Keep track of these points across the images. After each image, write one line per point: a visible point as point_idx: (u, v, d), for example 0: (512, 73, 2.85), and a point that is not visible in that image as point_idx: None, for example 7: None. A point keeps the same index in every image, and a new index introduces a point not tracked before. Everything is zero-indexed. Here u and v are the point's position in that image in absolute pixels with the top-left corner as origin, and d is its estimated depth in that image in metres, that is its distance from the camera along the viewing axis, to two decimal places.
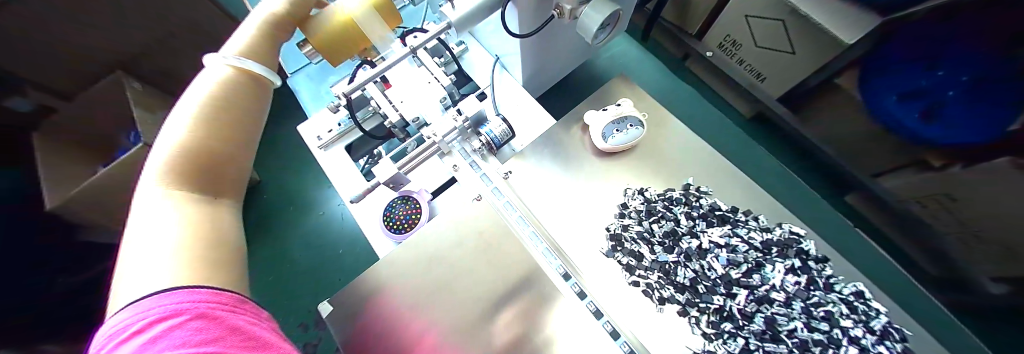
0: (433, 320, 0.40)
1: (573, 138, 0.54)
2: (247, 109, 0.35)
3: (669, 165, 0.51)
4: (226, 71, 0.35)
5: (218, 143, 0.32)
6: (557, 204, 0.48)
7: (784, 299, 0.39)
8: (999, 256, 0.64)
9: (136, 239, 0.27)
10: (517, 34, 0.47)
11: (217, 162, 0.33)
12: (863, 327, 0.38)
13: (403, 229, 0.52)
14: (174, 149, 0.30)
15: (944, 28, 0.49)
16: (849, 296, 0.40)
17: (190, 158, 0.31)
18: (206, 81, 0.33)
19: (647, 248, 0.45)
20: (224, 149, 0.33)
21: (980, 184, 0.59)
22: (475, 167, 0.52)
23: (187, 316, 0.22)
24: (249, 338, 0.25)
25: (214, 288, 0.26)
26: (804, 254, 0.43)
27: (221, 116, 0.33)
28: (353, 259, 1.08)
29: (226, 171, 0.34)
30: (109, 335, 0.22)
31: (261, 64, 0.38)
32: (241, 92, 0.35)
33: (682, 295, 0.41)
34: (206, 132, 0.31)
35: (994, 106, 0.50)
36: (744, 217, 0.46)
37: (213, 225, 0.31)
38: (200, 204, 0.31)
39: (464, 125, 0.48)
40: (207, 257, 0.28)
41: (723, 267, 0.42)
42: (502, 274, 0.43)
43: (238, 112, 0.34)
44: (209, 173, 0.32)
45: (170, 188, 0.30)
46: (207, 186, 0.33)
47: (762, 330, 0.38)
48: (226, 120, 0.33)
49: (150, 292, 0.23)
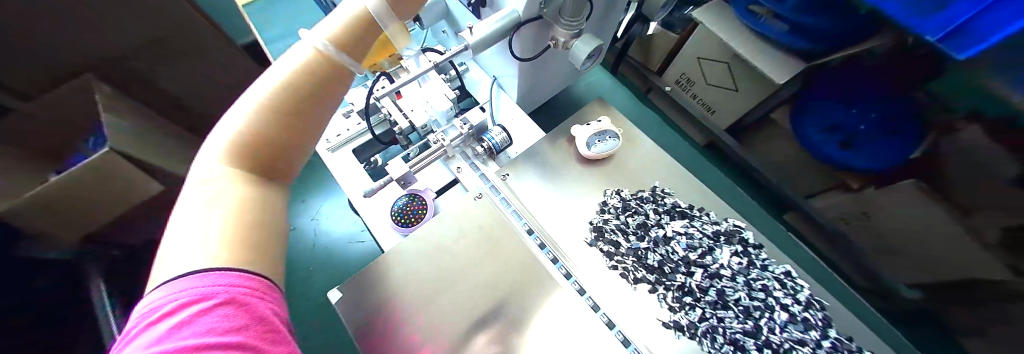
0: (446, 310, 0.43)
1: (560, 150, 0.60)
2: (312, 102, 0.33)
3: (640, 171, 0.58)
4: (309, 54, 0.33)
5: (276, 129, 0.32)
6: (551, 203, 0.54)
7: (730, 274, 0.47)
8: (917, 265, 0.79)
9: (185, 207, 0.29)
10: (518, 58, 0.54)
11: (275, 144, 0.33)
12: (791, 298, 0.45)
13: (405, 223, 0.53)
14: (238, 129, 0.31)
15: (851, 72, 0.70)
16: (779, 275, 0.47)
17: (249, 139, 0.31)
18: (292, 61, 0.33)
19: (626, 238, 0.51)
20: (285, 132, 0.33)
21: (888, 199, 0.76)
22: (479, 172, 0.58)
23: (216, 301, 0.24)
24: (269, 328, 0.26)
25: (248, 273, 0.28)
26: (745, 242, 0.50)
27: (280, 110, 0.32)
28: (339, 273, 1.05)
29: (282, 153, 0.34)
30: (143, 312, 0.23)
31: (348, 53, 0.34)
32: (312, 81, 0.33)
33: (651, 275, 0.47)
34: (265, 115, 0.31)
35: (902, 138, 0.67)
36: (698, 212, 0.54)
37: (260, 206, 0.32)
38: (251, 185, 0.32)
39: (468, 132, 0.55)
40: (246, 235, 0.29)
41: (683, 250, 0.49)
42: (493, 291, 0.44)
43: (300, 101, 0.32)
44: (264, 156, 0.33)
45: (229, 164, 0.31)
46: (261, 168, 0.33)
47: (715, 300, 0.45)
48: (290, 106, 0.32)
49: (187, 273, 0.25)
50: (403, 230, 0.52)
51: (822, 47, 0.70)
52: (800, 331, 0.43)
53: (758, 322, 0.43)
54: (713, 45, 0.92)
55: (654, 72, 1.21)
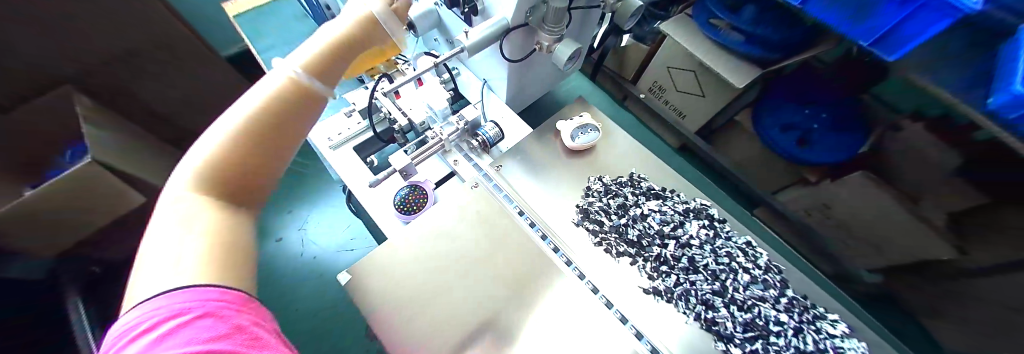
0: (447, 299, 0.44)
1: (548, 145, 0.64)
2: (290, 125, 0.33)
3: (619, 159, 0.63)
4: (283, 81, 0.32)
5: (252, 154, 0.31)
6: (543, 190, 0.58)
7: (699, 244, 0.52)
8: (868, 248, 0.87)
9: (151, 241, 0.27)
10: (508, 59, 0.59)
11: (248, 169, 0.31)
12: (752, 263, 0.50)
13: (408, 210, 0.54)
14: (207, 156, 0.29)
15: (810, 84, 0.94)
16: (741, 244, 0.53)
17: (221, 165, 0.30)
18: (263, 86, 0.32)
19: (610, 216, 0.55)
20: (259, 157, 0.32)
21: (844, 193, 0.87)
22: (473, 163, 0.62)
23: (193, 314, 0.22)
24: (253, 338, 0.24)
25: (222, 287, 0.25)
26: (712, 217, 0.56)
27: (251, 135, 0.31)
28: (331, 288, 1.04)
29: (257, 176, 0.33)
30: (119, 334, 0.21)
31: (322, 81, 0.35)
32: (289, 104, 0.33)
33: (632, 248, 0.52)
34: (241, 141, 0.30)
35: (847, 136, 0.88)
36: (671, 194, 0.58)
37: (231, 232, 0.29)
38: (220, 213, 0.30)
39: (463, 127, 0.60)
40: (221, 263, 0.27)
41: (658, 225, 0.54)
42: (493, 286, 0.46)
43: (278, 124, 0.32)
44: (235, 183, 0.31)
45: (195, 193, 0.29)
46: (231, 195, 0.31)
47: (687, 267, 0.50)
48: (267, 130, 0.31)
49: (163, 290, 0.23)
50: (407, 217, 0.54)
51: (776, 55, 0.83)
52: (763, 291, 0.48)
53: (728, 283, 0.48)
54: (682, 55, 1.01)
55: (629, 81, 1.27)
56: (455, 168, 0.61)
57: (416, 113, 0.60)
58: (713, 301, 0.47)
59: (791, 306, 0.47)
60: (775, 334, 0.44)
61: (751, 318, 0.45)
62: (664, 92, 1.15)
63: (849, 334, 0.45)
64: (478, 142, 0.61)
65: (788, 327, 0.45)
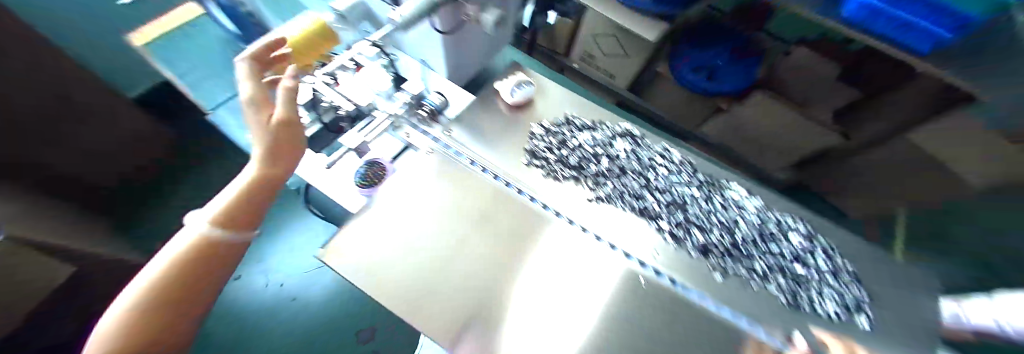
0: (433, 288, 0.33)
1: (490, 104, 0.48)
2: (238, 244, 0.29)
3: (557, 101, 0.49)
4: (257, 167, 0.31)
5: (196, 282, 0.25)
6: (476, 137, 0.47)
7: (639, 168, 0.44)
8: (777, 153, 1.04)
9: None
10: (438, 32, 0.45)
11: (180, 307, 0.24)
12: (694, 183, 0.43)
13: (367, 182, 0.42)
14: (132, 304, 0.22)
15: (709, 31, 1.03)
16: (686, 164, 0.45)
17: (144, 318, 0.22)
18: (215, 199, 0.29)
19: (546, 165, 0.44)
20: (199, 285, 0.25)
21: (753, 118, 0.98)
22: (427, 133, 0.48)
23: None
24: None
25: None
26: (650, 143, 0.46)
27: (194, 260, 0.25)
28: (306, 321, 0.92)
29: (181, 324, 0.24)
30: None
31: (288, 142, 0.34)
32: (242, 216, 0.29)
33: (572, 172, 0.44)
34: (181, 271, 0.24)
35: (746, 71, 0.98)
36: (604, 124, 0.47)
37: None
38: None
39: (413, 99, 0.47)
40: None
41: (593, 149, 0.45)
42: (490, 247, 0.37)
43: (229, 245, 0.28)
44: (156, 338, 0.23)
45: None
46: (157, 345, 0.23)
47: (621, 192, 0.43)
48: (217, 253, 0.27)
49: None
50: (369, 190, 0.42)
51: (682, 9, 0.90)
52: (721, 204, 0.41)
53: (686, 211, 0.41)
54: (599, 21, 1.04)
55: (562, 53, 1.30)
56: (408, 142, 0.47)
57: (354, 89, 0.47)
58: (679, 231, 0.40)
59: (749, 211, 0.42)
60: (750, 246, 0.39)
61: (720, 238, 0.39)
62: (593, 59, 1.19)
63: (797, 215, 0.42)
64: (423, 112, 0.48)
65: (755, 233, 0.40)
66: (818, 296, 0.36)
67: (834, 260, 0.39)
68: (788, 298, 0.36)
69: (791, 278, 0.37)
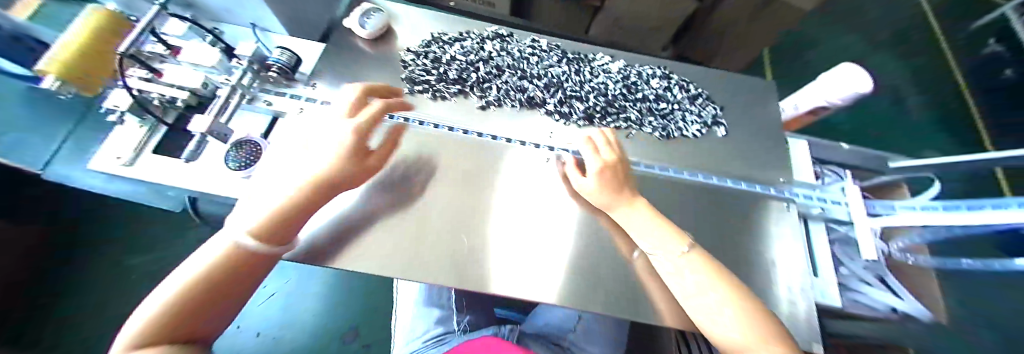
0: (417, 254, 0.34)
1: (345, 46, 0.48)
2: (270, 255, 0.27)
3: (416, 26, 0.51)
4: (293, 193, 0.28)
5: (231, 287, 0.24)
6: (349, 83, 0.45)
7: (517, 62, 0.48)
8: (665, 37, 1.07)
9: None
10: None
11: (212, 310, 0.23)
12: (566, 59, 0.50)
13: (246, 162, 0.39)
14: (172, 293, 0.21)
15: None
16: (553, 48, 0.51)
17: (177, 317, 0.21)
18: (256, 207, 0.26)
19: (428, 88, 0.44)
20: (233, 289, 0.24)
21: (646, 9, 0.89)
22: (292, 95, 0.44)
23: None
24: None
25: None
26: (516, 38, 0.51)
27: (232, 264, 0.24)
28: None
29: (208, 325, 0.23)
30: None
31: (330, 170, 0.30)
32: (284, 230, 0.27)
33: (458, 87, 0.45)
34: (218, 275, 0.23)
35: None
36: (469, 34, 0.51)
37: None
38: None
39: (251, 63, 0.42)
40: None
41: (469, 60, 0.47)
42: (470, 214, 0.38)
43: (262, 255, 0.26)
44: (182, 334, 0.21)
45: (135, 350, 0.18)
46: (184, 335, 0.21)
47: (510, 86, 0.46)
48: (247, 261, 0.25)
49: None
50: (251, 169, 0.39)
51: None
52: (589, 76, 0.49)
53: (564, 89, 0.47)
54: None
55: None
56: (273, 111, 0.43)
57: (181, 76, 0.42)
58: (563, 108, 0.46)
59: (614, 74, 0.49)
60: (622, 101, 0.47)
61: (599, 101, 0.46)
62: None
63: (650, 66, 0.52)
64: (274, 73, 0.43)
65: (623, 89, 0.48)
66: (682, 123, 0.46)
67: (684, 87, 0.50)
68: (659, 131, 0.46)
69: (659, 114, 0.47)
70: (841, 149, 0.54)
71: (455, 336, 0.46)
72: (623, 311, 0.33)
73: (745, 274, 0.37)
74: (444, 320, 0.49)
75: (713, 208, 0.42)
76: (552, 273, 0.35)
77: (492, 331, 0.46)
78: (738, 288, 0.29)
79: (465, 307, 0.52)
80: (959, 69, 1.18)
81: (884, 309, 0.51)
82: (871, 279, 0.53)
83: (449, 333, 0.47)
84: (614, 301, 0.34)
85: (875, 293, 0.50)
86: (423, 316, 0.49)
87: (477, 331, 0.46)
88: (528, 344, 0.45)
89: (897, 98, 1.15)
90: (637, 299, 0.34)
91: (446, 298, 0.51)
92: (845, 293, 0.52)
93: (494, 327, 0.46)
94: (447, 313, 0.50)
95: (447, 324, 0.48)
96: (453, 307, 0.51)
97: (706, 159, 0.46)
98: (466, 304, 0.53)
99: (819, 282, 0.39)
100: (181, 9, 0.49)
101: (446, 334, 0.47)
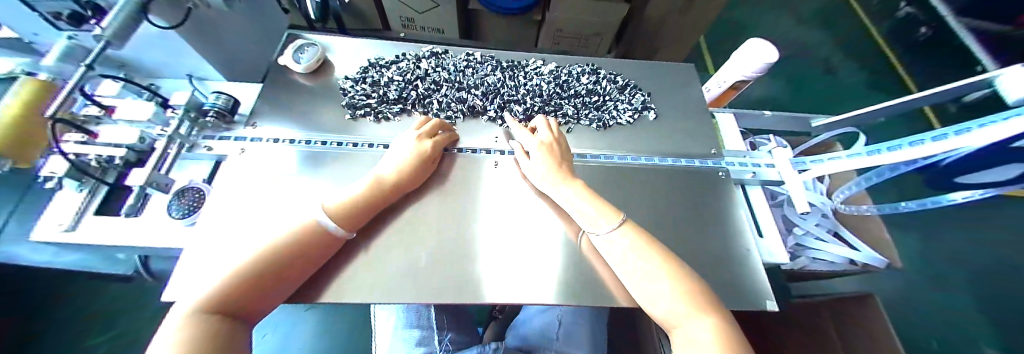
0: (400, 262, 0.37)
1: (286, 84, 0.51)
2: (338, 238, 0.34)
3: (354, 57, 0.57)
4: (332, 205, 0.34)
5: (299, 260, 0.30)
6: (297, 117, 0.49)
7: (453, 76, 0.55)
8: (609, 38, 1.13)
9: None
10: (162, 26, 0.40)
11: (281, 279, 0.28)
12: (497, 67, 0.58)
13: (190, 210, 0.39)
14: (230, 274, 0.26)
15: None
16: (484, 59, 0.59)
17: (252, 280, 0.26)
18: (342, 194, 0.35)
19: (369, 111, 0.50)
20: (298, 265, 0.30)
21: (584, 17, 0.95)
22: (235, 138, 0.46)
23: None
24: None
25: None
26: (450, 55, 0.59)
27: (280, 251, 0.29)
28: None
29: (276, 290, 0.28)
30: None
31: (373, 185, 0.37)
32: (353, 220, 0.35)
33: (401, 105, 0.51)
34: (288, 248, 0.29)
35: None
36: (404, 56, 0.58)
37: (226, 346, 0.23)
38: (220, 334, 0.23)
39: (186, 113, 0.43)
40: None
41: (408, 80, 0.54)
42: (460, 220, 0.42)
43: (332, 237, 0.33)
44: (256, 293, 0.27)
45: (198, 316, 0.23)
46: (237, 305, 0.25)
47: (449, 98, 0.52)
48: (319, 238, 0.32)
49: None
50: (194, 215, 0.38)
51: None
52: (524, 80, 0.56)
53: (502, 95, 0.53)
54: None
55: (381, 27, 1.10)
56: (215, 155, 0.44)
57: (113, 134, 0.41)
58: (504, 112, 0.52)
59: (546, 75, 0.58)
60: (557, 99, 0.54)
61: (534, 101, 0.53)
62: (414, 20, 1.04)
63: (580, 64, 0.61)
64: (211, 118, 0.45)
65: (556, 89, 0.55)
66: (614, 112, 0.54)
67: (609, 78, 0.59)
68: (596, 123, 0.53)
69: (593, 107, 0.54)
70: (764, 116, 0.60)
71: None
72: (594, 296, 0.37)
73: (704, 240, 0.42)
74: (425, 340, 0.48)
75: (668, 184, 0.47)
76: (529, 266, 0.38)
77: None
78: (673, 263, 0.33)
79: (446, 324, 0.51)
80: (880, 34, 1.31)
81: (841, 261, 0.55)
82: (824, 234, 0.55)
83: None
84: (581, 278, 0.38)
85: (828, 248, 0.53)
86: (404, 339, 0.48)
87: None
88: None
89: (828, 67, 1.25)
90: (601, 287, 0.38)
91: (424, 318, 0.49)
92: (802, 253, 0.55)
93: (478, 347, 0.46)
94: (427, 334, 0.48)
95: (428, 344, 0.47)
96: (432, 325, 0.49)
97: (664, 140, 0.52)
98: (447, 322, 0.52)
99: (764, 242, 0.44)
100: (114, 71, 0.50)
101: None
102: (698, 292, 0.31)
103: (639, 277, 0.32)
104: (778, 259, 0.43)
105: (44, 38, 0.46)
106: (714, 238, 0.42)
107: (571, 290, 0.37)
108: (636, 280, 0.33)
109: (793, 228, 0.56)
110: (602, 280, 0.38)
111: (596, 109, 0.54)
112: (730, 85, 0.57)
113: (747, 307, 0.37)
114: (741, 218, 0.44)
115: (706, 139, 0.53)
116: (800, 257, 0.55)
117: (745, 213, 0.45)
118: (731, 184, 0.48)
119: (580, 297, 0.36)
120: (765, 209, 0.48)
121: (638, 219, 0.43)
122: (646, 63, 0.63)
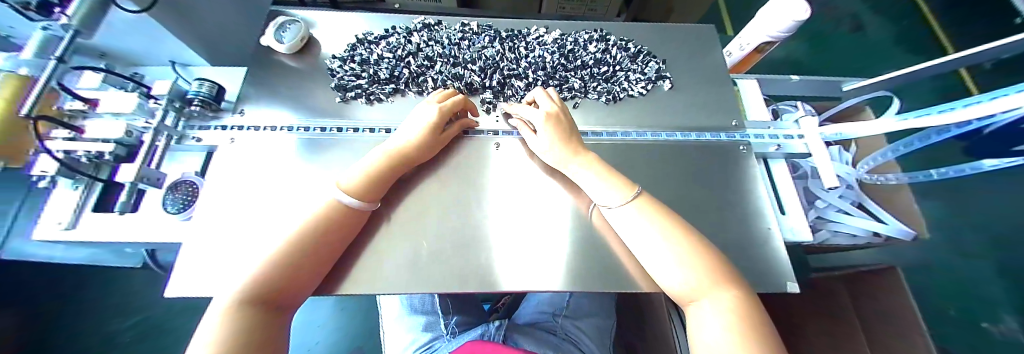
0: (405, 251, 0.36)
1: (273, 66, 0.49)
2: (362, 212, 0.34)
3: (341, 35, 0.53)
4: (342, 184, 0.32)
5: (326, 243, 0.30)
6: (287, 101, 0.46)
7: (447, 51, 0.51)
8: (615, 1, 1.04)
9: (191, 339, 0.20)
10: (128, 9, 0.37)
11: (315, 261, 0.28)
12: (495, 38, 0.54)
13: (184, 204, 0.38)
14: (267, 260, 0.26)
15: None
16: (480, 29, 0.55)
17: (290, 264, 0.26)
18: (357, 168, 0.34)
19: (361, 93, 0.47)
20: (328, 248, 0.30)
21: None
22: (227, 128, 0.44)
23: None
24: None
25: None
26: (443, 28, 0.55)
27: (312, 235, 0.29)
28: None
29: (313, 272, 0.28)
30: None
31: (385, 159, 0.36)
32: (374, 192, 0.34)
33: (393, 85, 0.48)
34: (319, 229, 0.29)
35: None
36: (394, 31, 0.54)
37: (266, 329, 0.23)
38: (263, 315, 0.23)
39: (170, 102, 0.41)
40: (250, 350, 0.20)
41: (399, 56, 0.50)
42: (467, 203, 0.40)
43: (354, 212, 0.33)
44: (298, 277, 0.27)
45: (239, 301, 0.23)
46: (282, 289, 0.25)
47: (444, 75, 0.49)
48: (344, 218, 0.32)
49: None
50: (190, 210, 0.38)
51: None
52: (526, 51, 0.52)
53: (501, 70, 0.50)
54: None
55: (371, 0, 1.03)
56: (207, 146, 0.43)
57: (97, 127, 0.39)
58: (504, 89, 0.49)
59: (550, 45, 0.53)
60: (563, 71, 0.50)
61: (537, 75, 0.50)
62: None
63: (587, 30, 0.56)
64: (197, 107, 0.43)
65: (562, 59, 0.51)
66: (626, 83, 0.50)
67: (617, 46, 0.54)
68: (605, 96, 0.49)
69: (602, 79, 0.50)
70: (791, 82, 0.56)
71: (443, 343, 0.46)
72: (601, 280, 0.35)
73: (721, 219, 0.40)
74: (431, 325, 0.48)
75: (683, 160, 0.44)
76: (536, 250, 0.37)
77: (478, 333, 0.46)
78: (689, 235, 0.31)
79: (452, 308, 0.52)
80: None
81: (863, 234, 0.52)
82: (849, 207, 0.52)
83: (438, 338, 0.47)
84: (589, 259, 0.36)
85: (853, 221, 0.50)
86: (410, 325, 0.49)
87: (466, 335, 0.47)
88: (517, 339, 0.45)
89: (859, 25, 1.15)
90: (612, 267, 0.36)
91: (429, 303, 0.50)
92: (824, 226, 0.52)
93: (482, 327, 0.47)
94: (433, 318, 0.49)
95: (434, 329, 0.48)
96: (437, 311, 0.49)
97: (680, 113, 0.49)
98: (453, 305, 0.53)
99: (786, 220, 0.42)
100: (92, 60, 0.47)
101: (435, 340, 0.47)
102: (716, 267, 0.29)
103: (650, 252, 0.31)
104: (800, 237, 0.40)
105: (18, 30, 0.44)
106: (732, 217, 0.40)
107: (576, 274, 0.35)
108: (647, 254, 0.31)
109: (814, 201, 0.52)
110: (613, 260, 0.36)
111: (605, 81, 0.50)
112: (754, 48, 0.52)
113: (767, 288, 0.35)
114: (760, 195, 0.41)
115: (725, 110, 0.49)
116: (822, 230, 0.51)
117: (767, 192, 0.42)
118: (751, 159, 0.44)
119: (584, 282, 0.35)
120: (789, 184, 0.45)
121: (653, 194, 0.41)
122: (656, 28, 0.58)
